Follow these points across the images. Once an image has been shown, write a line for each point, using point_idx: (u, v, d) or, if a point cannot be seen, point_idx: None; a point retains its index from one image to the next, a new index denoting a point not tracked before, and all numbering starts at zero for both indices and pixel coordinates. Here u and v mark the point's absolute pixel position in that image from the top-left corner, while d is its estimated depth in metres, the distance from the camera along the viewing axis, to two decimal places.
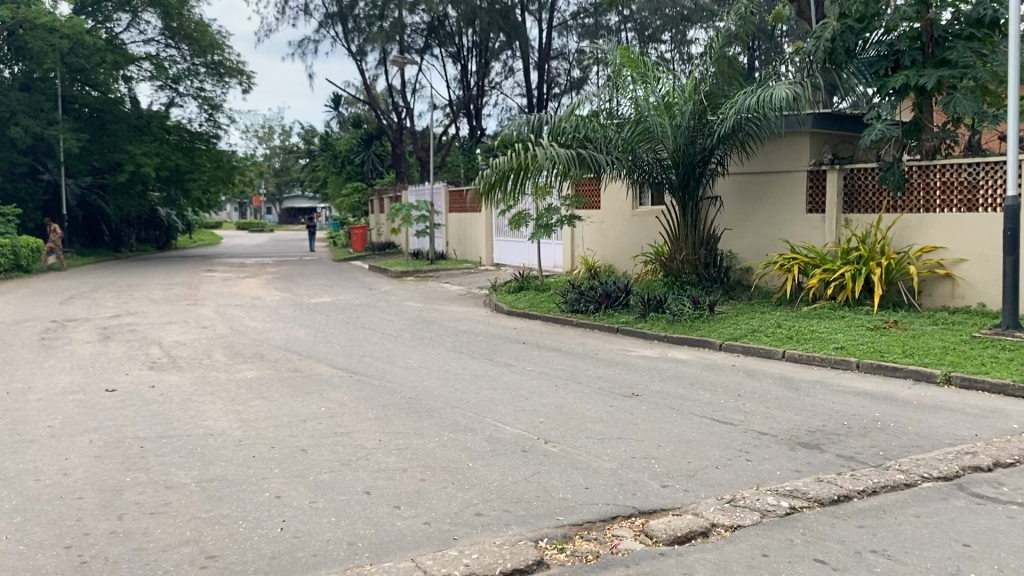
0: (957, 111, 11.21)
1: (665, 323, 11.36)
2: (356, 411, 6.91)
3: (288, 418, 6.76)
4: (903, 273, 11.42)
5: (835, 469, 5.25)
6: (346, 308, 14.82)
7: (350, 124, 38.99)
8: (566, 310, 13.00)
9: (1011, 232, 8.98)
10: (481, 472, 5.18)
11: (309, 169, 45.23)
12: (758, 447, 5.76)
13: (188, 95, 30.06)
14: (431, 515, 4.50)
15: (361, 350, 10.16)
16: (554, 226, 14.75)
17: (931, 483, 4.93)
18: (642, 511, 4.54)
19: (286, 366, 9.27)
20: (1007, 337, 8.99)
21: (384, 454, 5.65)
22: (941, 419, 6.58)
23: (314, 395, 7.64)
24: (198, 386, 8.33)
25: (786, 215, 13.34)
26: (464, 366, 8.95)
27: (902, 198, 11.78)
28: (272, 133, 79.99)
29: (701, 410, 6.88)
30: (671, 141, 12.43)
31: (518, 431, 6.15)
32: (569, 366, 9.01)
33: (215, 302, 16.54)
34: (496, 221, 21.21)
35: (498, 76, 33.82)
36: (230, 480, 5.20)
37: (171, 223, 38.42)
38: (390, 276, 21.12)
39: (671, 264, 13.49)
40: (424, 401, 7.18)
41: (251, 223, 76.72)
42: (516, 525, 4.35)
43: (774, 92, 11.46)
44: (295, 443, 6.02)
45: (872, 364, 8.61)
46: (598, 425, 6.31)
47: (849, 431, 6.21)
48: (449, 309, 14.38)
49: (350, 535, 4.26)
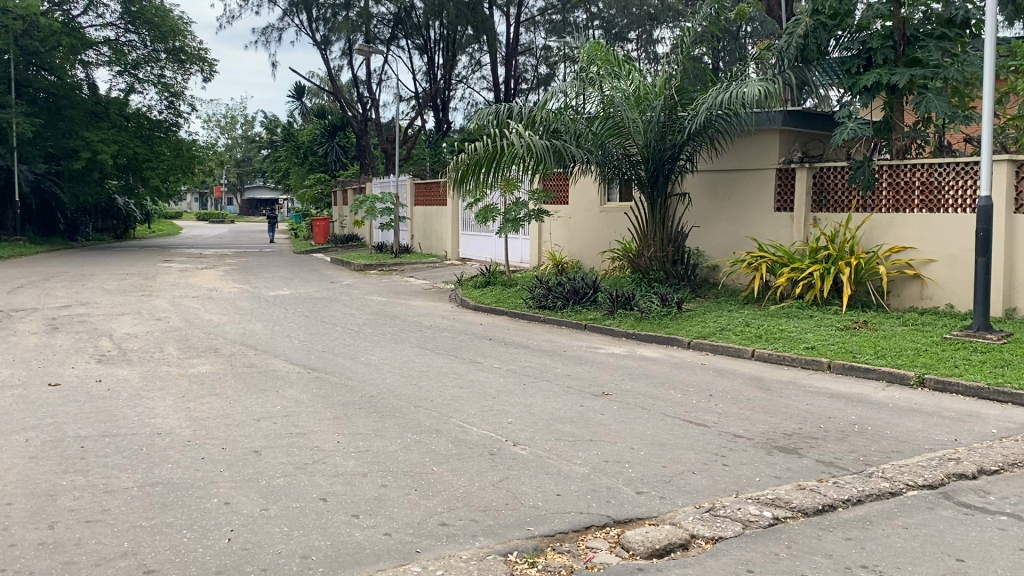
0: (928, 110, 11.12)
1: (633, 321, 11.12)
2: (314, 410, 6.56)
3: (241, 417, 6.40)
4: (871, 273, 11.32)
5: (816, 475, 5.04)
6: (307, 302, 14.39)
7: (313, 115, 38.22)
8: (533, 306, 12.73)
9: (983, 232, 8.88)
10: (446, 478, 4.89)
11: (272, 159, 44.56)
12: (734, 451, 5.54)
13: (147, 81, 29.26)
14: (392, 525, 4.19)
15: (321, 346, 9.80)
16: (522, 221, 14.46)
17: (915, 491, 4.74)
18: (618, 521, 4.28)
19: (242, 362, 8.86)
20: (978, 339, 8.89)
21: (342, 457, 5.32)
22: (919, 422, 6.42)
23: (269, 392, 7.28)
24: (148, 381, 7.90)
25: (754, 213, 13.20)
26: (429, 363, 8.63)
27: (871, 197, 11.69)
28: (234, 123, 78.89)
29: (674, 411, 6.64)
30: (642, 136, 12.23)
31: (485, 432, 5.87)
32: (537, 363, 8.74)
33: (170, 293, 15.98)
34: (463, 214, 20.90)
35: (465, 69, 33.47)
36: (175, 485, 4.83)
37: (128, 212, 37.43)
38: (353, 269, 20.67)
39: (639, 261, 13.25)
40: (386, 400, 6.86)
41: (212, 214, 75.45)
42: (484, 536, 4.06)
43: (746, 89, 11.25)
44: (246, 443, 5.67)
45: (844, 365, 8.47)
46: (568, 426, 6.05)
47: (827, 434, 6.01)
48: (413, 304, 14.02)
49: (304, 548, 3.93)
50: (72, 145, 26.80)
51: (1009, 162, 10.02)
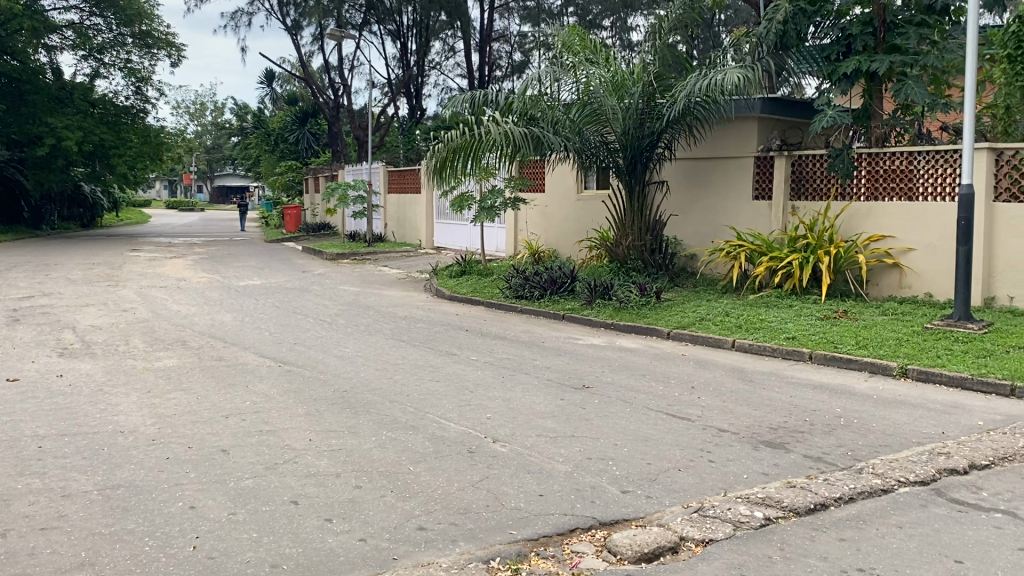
0: (907, 98, 11.04)
1: (612, 311, 10.97)
2: (286, 406, 6.32)
3: (209, 414, 6.15)
4: (850, 262, 11.25)
5: (805, 472, 4.91)
6: (278, 292, 14.08)
7: (284, 102, 37.61)
8: (510, 297, 12.54)
9: (965, 222, 8.82)
10: (423, 478, 4.68)
11: (242, 146, 43.90)
12: (720, 446, 5.38)
13: (113, 66, 28.58)
14: (367, 530, 3.98)
15: (293, 338, 9.53)
16: (497, 209, 14.26)
17: (907, 488, 4.61)
18: (604, 522, 4.10)
19: (210, 355, 8.58)
20: (959, 329, 8.84)
21: (315, 456, 5.11)
22: (904, 415, 6.31)
23: (238, 387, 7.03)
24: (112, 376, 7.61)
25: (733, 202, 13.08)
26: (404, 355, 8.40)
27: (850, 185, 11.61)
28: (204, 109, 77.73)
29: (657, 404, 6.48)
30: (620, 123, 12.05)
31: (463, 428, 5.68)
32: (515, 355, 8.55)
33: (137, 283, 15.59)
34: (437, 202, 20.63)
35: (439, 56, 33.13)
36: (137, 488, 4.58)
37: (95, 200, 36.66)
38: (325, 258, 20.33)
39: (617, 250, 13.09)
40: (360, 394, 6.64)
41: (181, 202, 74.37)
42: (464, 542, 3.86)
43: (726, 77, 11.06)
44: (213, 442, 5.42)
45: (825, 355, 8.36)
46: (549, 422, 5.86)
47: (813, 428, 5.88)
48: (387, 294, 13.76)
49: (274, 556, 3.71)
50: (36, 131, 26.17)
51: (989, 151, 9.97)
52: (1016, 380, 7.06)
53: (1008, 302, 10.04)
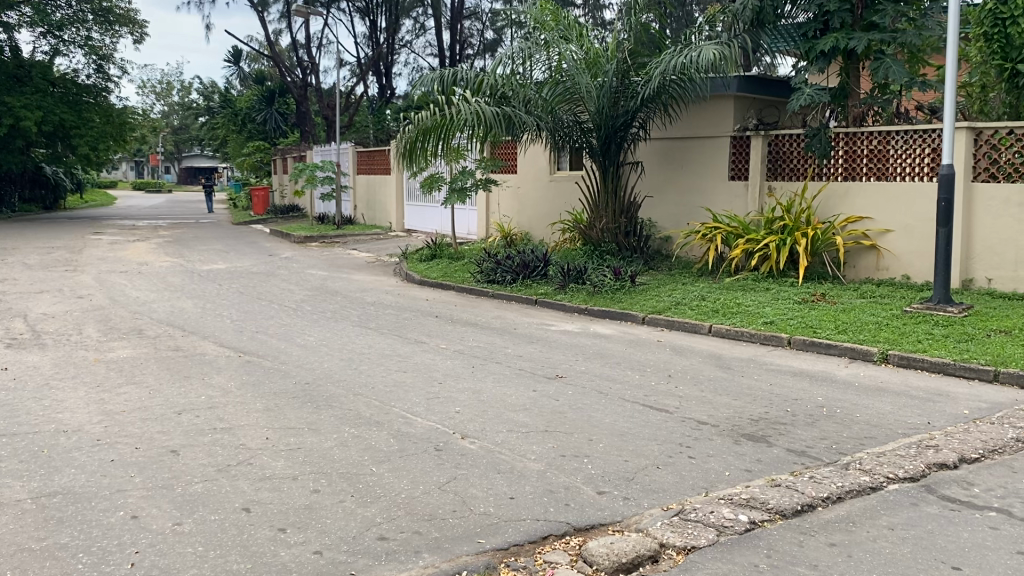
0: (886, 76, 10.84)
1: (586, 296, 10.71)
2: (243, 401, 5.98)
3: (161, 410, 5.80)
4: (828, 244, 11.06)
5: (788, 468, 4.67)
6: (243, 277, 13.67)
7: (250, 81, 36.70)
8: (481, 281, 12.22)
9: (945, 202, 8.63)
10: (387, 480, 4.38)
11: (209, 126, 42.96)
12: (699, 441, 5.13)
13: (73, 43, 27.74)
14: (324, 542, 3.68)
15: (255, 325, 9.16)
16: (468, 190, 13.91)
17: (896, 485, 4.39)
18: (579, 528, 3.83)
19: (166, 345, 8.19)
20: (938, 312, 8.67)
21: (271, 457, 4.79)
22: (887, 404, 6.10)
23: (194, 379, 6.68)
24: (60, 368, 7.21)
25: (708, 183, 12.84)
26: (371, 344, 8.08)
27: (827, 165, 11.41)
28: (171, 89, 76.17)
29: (633, 395, 6.21)
30: (593, 102, 11.80)
31: (430, 423, 5.38)
32: (486, 343, 8.25)
33: (97, 268, 15.06)
34: (407, 183, 20.23)
35: (409, 34, 32.52)
36: (76, 495, 4.23)
37: (57, 182, 35.71)
38: (293, 241, 19.87)
39: (591, 232, 12.80)
40: (323, 387, 6.32)
41: (148, 183, 73.08)
42: (428, 553, 3.57)
43: (701, 53, 10.79)
44: (163, 442, 5.08)
45: (805, 340, 8.15)
46: (521, 416, 5.58)
47: (795, 419, 5.65)
48: (356, 279, 13.39)
49: (219, 573, 3.40)
50: None
51: (968, 129, 9.84)
52: (999, 365, 6.88)
53: (986, 284, 9.88)
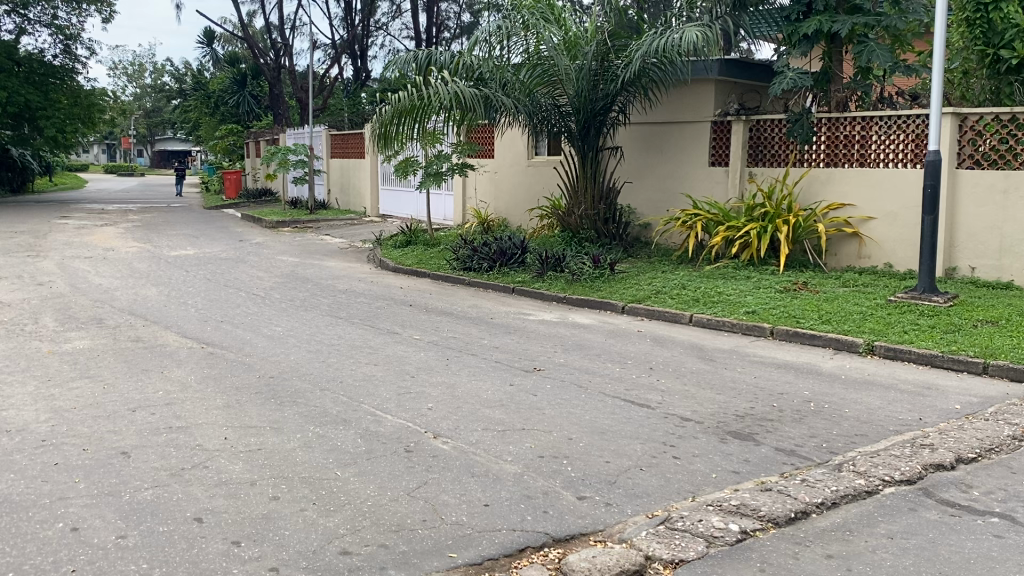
0: (870, 61, 10.61)
1: (564, 284, 10.44)
2: (203, 397, 5.65)
3: (113, 407, 5.46)
4: (809, 231, 10.84)
5: (778, 469, 4.44)
6: (211, 263, 13.25)
7: (223, 62, 35.86)
8: (456, 268, 11.91)
9: (931, 189, 8.43)
10: (352, 486, 4.08)
11: (180, 109, 42.16)
12: (684, 439, 4.87)
13: (39, 22, 26.93)
14: (281, 556, 3.39)
15: (221, 315, 8.79)
16: (444, 175, 13.57)
17: (892, 488, 4.16)
18: (558, 538, 3.57)
19: (126, 335, 7.82)
20: (924, 301, 8.48)
21: (228, 460, 4.48)
22: (876, 398, 5.88)
23: (151, 374, 6.32)
24: (11, 361, 6.81)
25: (688, 169, 12.59)
26: (340, 335, 7.76)
27: (809, 151, 11.18)
28: (142, 71, 74.77)
29: (613, 390, 5.95)
30: (572, 84, 11.49)
31: (400, 421, 5.09)
32: (461, 334, 7.96)
33: (60, 253, 14.57)
34: (382, 167, 19.83)
35: (385, 16, 31.97)
36: (12, 504, 3.90)
37: (24, 164, 34.73)
38: (265, 226, 19.42)
39: (569, 219, 12.53)
40: (288, 382, 5.99)
41: (119, 166, 71.75)
42: (394, 570, 3.28)
43: (683, 36, 10.47)
44: (114, 443, 4.74)
45: (788, 331, 7.93)
46: (496, 412, 5.30)
47: (782, 415, 5.42)
48: (327, 265, 13.02)
49: None
50: None
51: (953, 115, 9.62)
52: (988, 357, 6.68)
53: (969, 273, 9.73)
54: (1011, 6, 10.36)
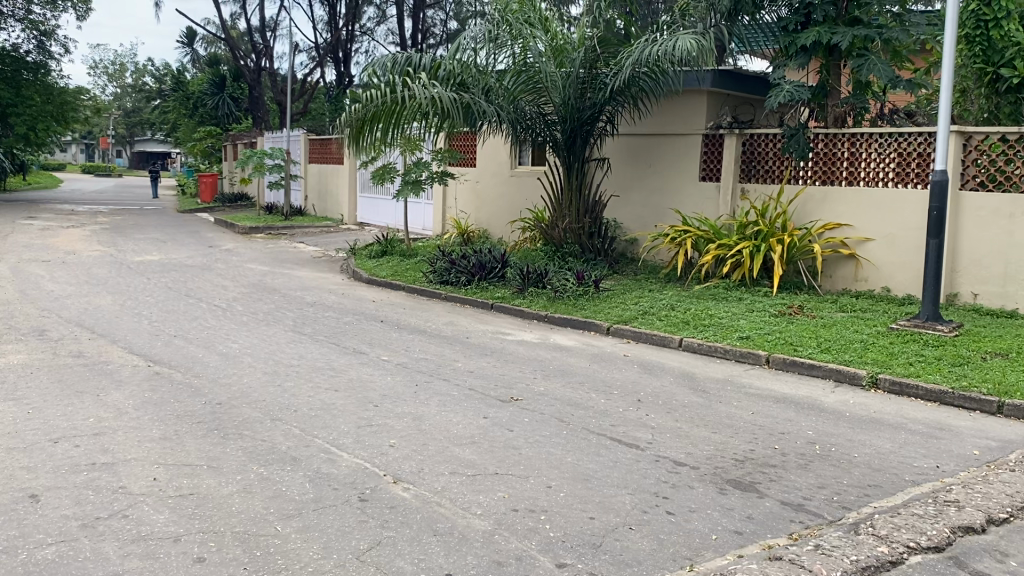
0: (869, 74, 10.08)
1: (546, 301, 9.87)
2: (138, 427, 5.01)
3: (32, 437, 4.81)
4: (804, 252, 10.35)
5: (786, 529, 3.87)
6: (174, 270, 12.58)
7: (203, 63, 35.11)
8: (434, 281, 11.29)
9: (937, 212, 7.94)
10: (293, 546, 3.48)
11: (161, 111, 41.34)
12: (678, 490, 4.29)
13: (11, 16, 26.14)
14: None
15: (176, 329, 8.13)
16: (423, 183, 12.94)
17: (917, 557, 3.61)
18: None
19: (67, 350, 7.15)
20: (928, 330, 7.97)
21: (153, 508, 3.86)
22: (886, 441, 5.33)
23: (86, 397, 5.68)
24: None
25: (678, 183, 12.08)
26: (302, 354, 7.14)
27: (805, 168, 10.71)
28: (122, 71, 73.65)
29: (597, 426, 5.37)
30: (558, 92, 10.97)
31: (355, 461, 4.49)
32: (433, 355, 7.36)
33: (17, 256, 13.86)
34: (362, 174, 19.21)
35: (370, 21, 31.39)
36: None
37: None
38: (238, 231, 18.73)
39: (552, 232, 11.96)
40: (237, 410, 5.37)
41: (99, 167, 70.48)
42: None
43: (677, 43, 9.92)
44: (24, 484, 4.10)
45: (785, 360, 7.39)
46: (466, 452, 4.71)
47: (787, 460, 4.86)
48: (297, 276, 12.36)
49: None
50: None
51: (958, 134, 9.14)
52: (1003, 395, 6.17)
53: (971, 300, 9.25)
54: (1012, 23, 9.91)
